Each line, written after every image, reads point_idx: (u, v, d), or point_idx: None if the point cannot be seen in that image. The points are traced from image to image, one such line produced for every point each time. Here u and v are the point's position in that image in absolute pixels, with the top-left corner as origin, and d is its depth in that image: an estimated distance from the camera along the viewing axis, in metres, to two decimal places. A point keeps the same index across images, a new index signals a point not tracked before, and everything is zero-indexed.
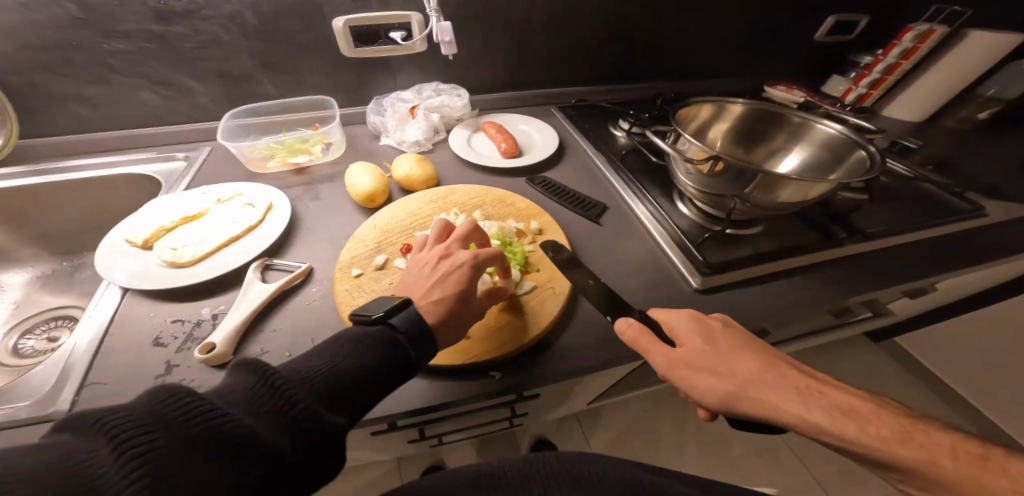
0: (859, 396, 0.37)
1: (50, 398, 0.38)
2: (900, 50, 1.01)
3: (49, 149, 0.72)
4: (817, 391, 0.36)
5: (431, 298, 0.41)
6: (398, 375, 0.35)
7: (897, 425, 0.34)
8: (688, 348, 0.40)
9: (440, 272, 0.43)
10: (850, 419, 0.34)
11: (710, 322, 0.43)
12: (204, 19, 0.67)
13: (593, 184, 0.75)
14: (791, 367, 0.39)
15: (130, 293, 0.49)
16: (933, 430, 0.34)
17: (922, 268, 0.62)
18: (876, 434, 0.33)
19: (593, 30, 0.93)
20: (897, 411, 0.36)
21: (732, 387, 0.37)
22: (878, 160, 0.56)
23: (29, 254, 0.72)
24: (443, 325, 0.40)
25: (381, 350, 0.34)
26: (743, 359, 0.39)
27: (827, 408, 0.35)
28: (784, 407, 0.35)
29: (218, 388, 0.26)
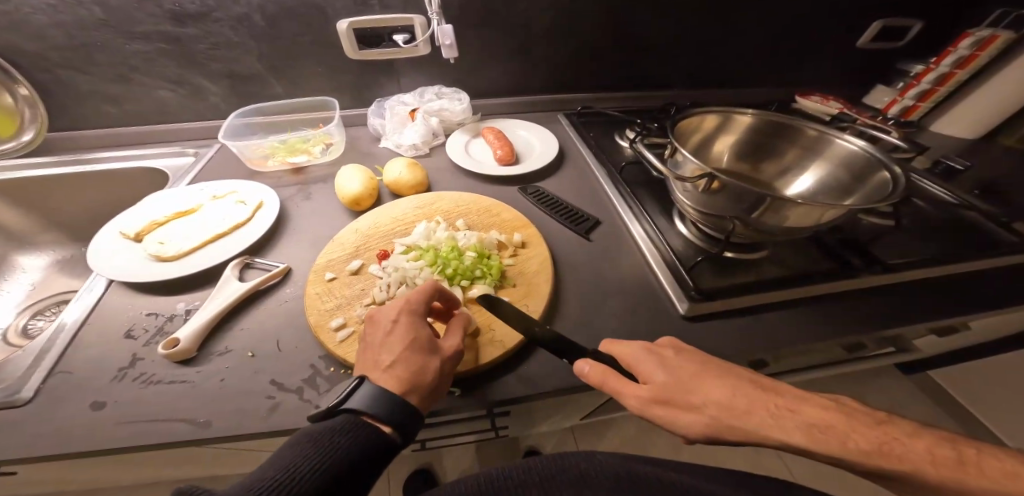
0: (827, 406, 0.34)
1: (15, 384, 0.39)
2: (955, 58, 0.90)
3: (78, 141, 0.78)
4: (787, 409, 0.34)
5: (383, 363, 0.39)
6: (377, 460, 0.33)
7: (876, 434, 0.32)
8: (653, 385, 0.36)
9: (382, 333, 0.41)
10: (827, 435, 0.32)
11: (664, 350, 0.39)
12: (215, 21, 0.70)
13: (588, 196, 0.72)
14: (754, 385, 0.36)
15: (116, 284, 0.51)
16: (910, 435, 0.32)
17: (953, 306, 0.55)
18: (854, 448, 0.31)
19: (604, 35, 0.90)
20: (869, 416, 0.34)
21: (710, 420, 0.34)
22: (904, 181, 0.49)
23: (50, 239, 0.78)
24: (410, 387, 0.37)
25: (349, 442, 0.33)
26: (709, 386, 0.36)
27: (804, 427, 0.32)
28: (763, 434, 0.33)
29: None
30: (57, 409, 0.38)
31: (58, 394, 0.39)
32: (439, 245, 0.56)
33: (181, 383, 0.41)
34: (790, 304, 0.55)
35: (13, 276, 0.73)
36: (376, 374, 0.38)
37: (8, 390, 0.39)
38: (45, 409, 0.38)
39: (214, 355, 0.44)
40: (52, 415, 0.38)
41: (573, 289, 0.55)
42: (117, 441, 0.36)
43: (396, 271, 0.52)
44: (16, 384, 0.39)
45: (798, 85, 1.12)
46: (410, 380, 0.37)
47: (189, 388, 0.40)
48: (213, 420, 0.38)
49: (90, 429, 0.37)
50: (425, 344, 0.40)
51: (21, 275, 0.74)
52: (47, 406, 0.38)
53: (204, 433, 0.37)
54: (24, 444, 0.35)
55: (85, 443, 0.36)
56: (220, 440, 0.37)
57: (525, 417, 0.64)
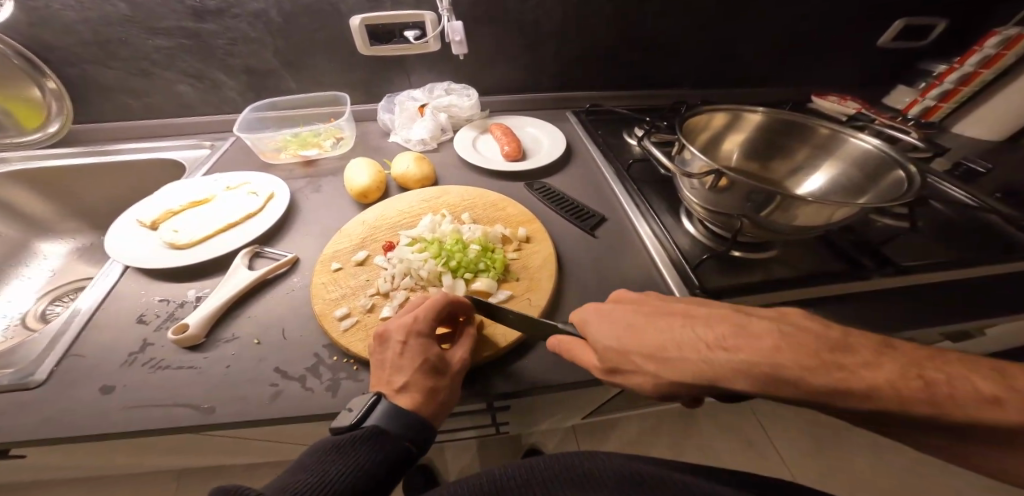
0: (768, 333, 0.29)
1: (29, 367, 0.41)
2: (979, 58, 0.88)
3: (100, 134, 0.81)
4: (717, 350, 0.30)
5: (396, 385, 0.39)
6: (398, 470, 0.35)
7: (826, 369, 0.26)
8: (600, 354, 0.37)
9: (391, 354, 0.40)
10: (775, 380, 0.27)
11: (605, 306, 0.40)
12: (233, 17, 0.71)
13: (594, 193, 0.72)
14: (691, 326, 0.33)
15: (131, 270, 0.53)
16: (869, 363, 0.26)
17: (970, 312, 0.53)
18: (814, 390, 0.26)
19: (615, 33, 0.89)
20: (817, 341, 0.28)
21: (657, 379, 0.33)
22: (919, 181, 0.48)
23: (71, 227, 0.81)
24: (424, 407, 0.38)
25: (371, 453, 0.34)
26: (648, 340, 0.34)
27: (746, 372, 0.28)
28: (703, 380, 0.30)
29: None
30: (68, 392, 0.40)
31: (69, 379, 0.41)
32: (443, 238, 0.57)
33: (189, 369, 0.42)
34: (797, 304, 0.54)
35: (34, 262, 0.76)
36: (390, 393, 0.39)
37: (21, 373, 0.40)
38: (63, 389, 0.40)
39: (221, 342, 0.45)
40: (65, 398, 0.39)
41: (576, 285, 0.55)
42: (125, 424, 0.37)
43: (400, 263, 0.53)
44: (30, 367, 0.41)
45: (815, 84, 1.10)
46: (424, 400, 0.38)
47: (195, 374, 0.42)
48: (216, 407, 0.39)
49: (101, 412, 0.38)
50: (436, 362, 0.40)
51: (42, 262, 0.77)
52: (59, 389, 0.40)
53: (207, 418, 0.38)
54: (36, 425, 0.37)
55: (93, 426, 0.37)
56: (224, 425, 0.38)
57: (525, 413, 0.64)
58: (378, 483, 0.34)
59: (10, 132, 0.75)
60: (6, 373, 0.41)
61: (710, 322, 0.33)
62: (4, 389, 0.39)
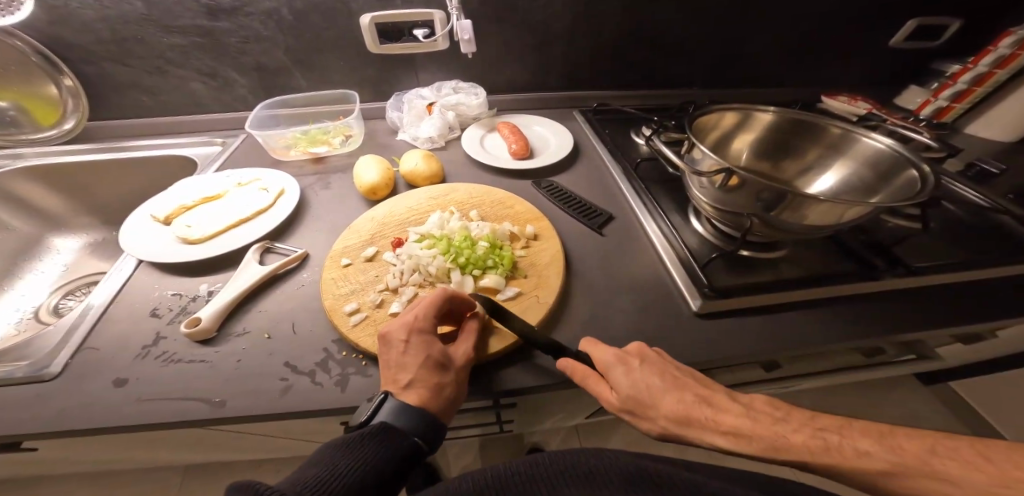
0: (744, 413, 0.36)
1: (45, 359, 0.42)
2: (994, 58, 0.86)
3: (114, 130, 0.82)
4: (713, 420, 0.36)
5: (402, 383, 0.39)
6: (407, 466, 0.35)
7: (770, 435, 0.34)
8: (620, 399, 0.39)
9: (396, 353, 0.41)
10: (738, 438, 0.35)
11: (631, 361, 0.40)
12: (245, 15, 0.72)
13: (602, 192, 0.72)
14: (698, 398, 0.38)
15: (145, 265, 0.54)
16: (794, 429, 0.34)
17: (982, 313, 0.53)
18: (753, 444, 0.34)
19: (623, 32, 0.89)
20: (769, 415, 0.36)
21: (661, 429, 0.38)
22: (933, 180, 0.47)
23: (84, 222, 0.82)
24: (432, 402, 0.39)
25: (379, 449, 0.34)
26: (662, 400, 0.38)
27: (723, 433, 0.35)
28: (696, 439, 0.37)
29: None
30: (83, 384, 0.40)
31: (83, 371, 0.41)
32: (451, 234, 0.57)
33: (200, 362, 0.43)
34: (807, 304, 0.53)
35: (48, 256, 0.77)
36: (397, 390, 0.39)
37: (38, 365, 0.41)
38: (79, 380, 0.41)
39: (232, 335, 0.45)
40: (79, 389, 0.40)
41: (584, 283, 0.55)
42: (138, 417, 0.38)
43: (409, 259, 0.53)
44: (45, 360, 0.42)
45: (825, 84, 1.09)
46: (432, 396, 0.39)
47: (207, 368, 0.42)
48: (227, 400, 0.39)
49: (114, 405, 0.39)
50: (441, 358, 0.41)
51: (56, 256, 0.78)
52: (75, 381, 0.41)
53: (218, 411, 0.39)
54: (52, 416, 0.38)
55: (107, 418, 0.38)
56: (235, 418, 0.39)
57: (531, 411, 0.64)
58: (389, 478, 0.33)
59: (26, 129, 0.77)
60: (23, 365, 0.41)
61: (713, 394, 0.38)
62: (21, 381, 0.40)
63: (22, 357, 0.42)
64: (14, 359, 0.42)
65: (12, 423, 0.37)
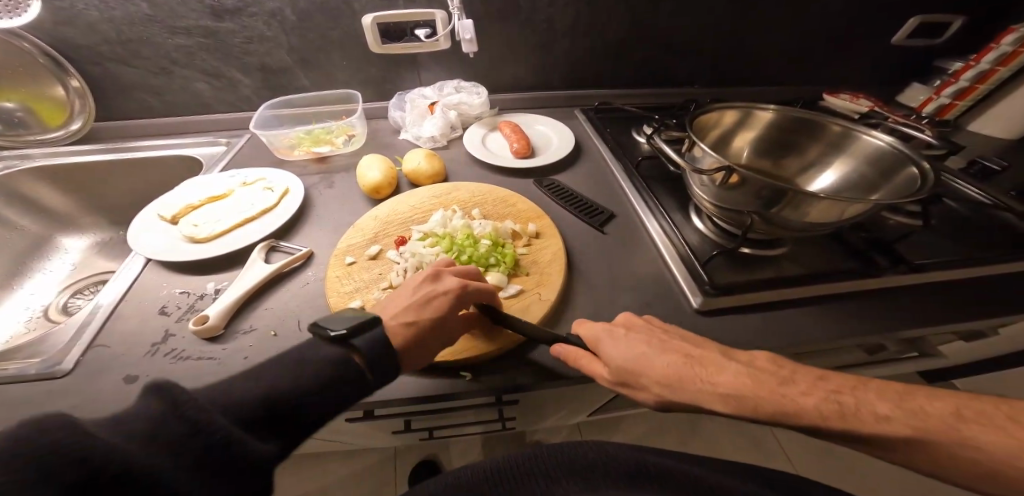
0: (740, 372, 0.36)
1: (55, 357, 0.42)
2: (996, 55, 0.85)
3: (120, 131, 0.83)
4: (707, 383, 0.36)
5: (403, 320, 0.41)
6: (352, 390, 0.34)
7: (777, 396, 0.33)
8: (611, 371, 0.40)
9: (426, 293, 0.44)
10: (742, 404, 0.34)
11: (616, 329, 0.42)
12: (249, 16, 0.73)
13: (603, 190, 0.72)
14: (684, 358, 0.38)
15: (152, 263, 0.55)
16: (804, 392, 0.33)
17: (982, 310, 0.53)
18: (762, 413, 0.33)
19: (624, 31, 0.89)
20: (774, 377, 0.35)
21: (657, 396, 0.38)
22: (933, 178, 0.47)
23: (91, 222, 0.83)
24: (410, 349, 0.40)
25: (333, 371, 0.34)
26: (649, 364, 0.38)
27: (724, 396, 0.35)
28: (698, 404, 0.36)
29: (121, 418, 0.25)
30: (95, 379, 0.41)
31: (92, 368, 0.42)
32: (454, 233, 0.57)
33: (209, 360, 0.43)
34: (807, 302, 0.54)
35: (57, 256, 0.78)
36: (392, 322, 0.41)
37: (50, 363, 0.42)
38: (90, 377, 0.41)
39: (239, 333, 0.46)
40: (90, 385, 0.41)
41: (585, 281, 0.56)
42: None
43: (412, 257, 0.54)
44: (57, 357, 0.42)
45: (827, 82, 1.08)
46: (412, 347, 0.40)
47: (215, 365, 0.43)
48: None
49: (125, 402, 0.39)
50: (445, 326, 0.42)
51: (64, 256, 0.79)
52: (85, 378, 0.41)
53: None
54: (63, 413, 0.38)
55: None
56: None
57: (532, 408, 0.64)
58: (328, 397, 0.32)
59: (33, 129, 0.78)
60: (35, 363, 0.42)
61: (702, 359, 0.38)
62: (34, 378, 0.41)
63: (33, 355, 0.43)
64: (25, 357, 0.43)
65: None
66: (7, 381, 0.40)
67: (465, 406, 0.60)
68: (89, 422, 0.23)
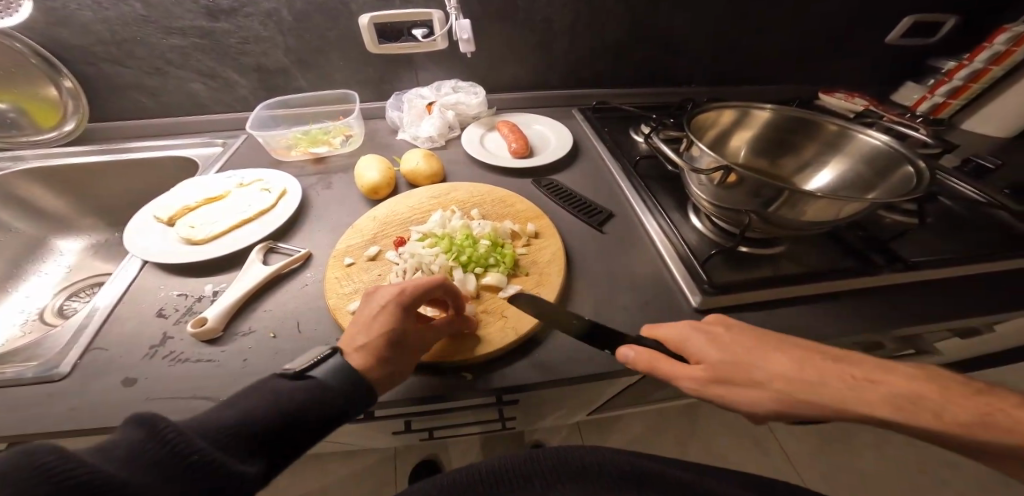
0: (911, 374, 0.33)
1: (53, 360, 0.42)
2: (989, 54, 0.86)
3: (115, 132, 0.82)
4: (863, 380, 0.33)
5: (356, 345, 0.39)
6: (325, 423, 0.34)
7: (964, 405, 0.30)
8: (712, 366, 0.38)
9: (367, 314, 0.41)
10: (914, 406, 0.31)
11: (713, 328, 0.41)
12: (246, 16, 0.72)
13: (601, 190, 0.72)
14: (819, 357, 0.36)
15: (149, 265, 0.54)
16: (1015, 405, 0.30)
17: (978, 307, 0.54)
18: (948, 420, 0.30)
19: (622, 31, 0.89)
20: (959, 386, 0.32)
21: (775, 395, 0.35)
22: (928, 177, 0.48)
23: (87, 223, 0.82)
24: (373, 371, 0.38)
25: (301, 399, 0.33)
26: (768, 360, 0.37)
27: (886, 398, 0.31)
28: (843, 406, 0.33)
29: (97, 448, 0.23)
30: (93, 382, 0.41)
31: (91, 371, 0.42)
32: (453, 233, 0.57)
33: (207, 362, 0.43)
34: (804, 300, 0.54)
35: (52, 258, 0.78)
36: (349, 350, 0.39)
37: (47, 366, 0.42)
38: (88, 381, 0.41)
39: (239, 335, 0.46)
40: (89, 388, 0.41)
41: (585, 281, 0.56)
42: None
43: (412, 257, 0.53)
44: (54, 360, 0.42)
45: (823, 81, 1.09)
46: (375, 366, 0.38)
47: (214, 367, 0.43)
48: None
49: (123, 405, 0.39)
50: (402, 338, 0.40)
51: (59, 258, 0.79)
52: (83, 381, 0.41)
53: None
54: (62, 416, 0.38)
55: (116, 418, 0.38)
56: None
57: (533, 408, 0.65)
58: (302, 431, 0.32)
59: (26, 130, 0.77)
60: (31, 366, 0.42)
61: (836, 359, 0.36)
62: (31, 381, 0.40)
63: (29, 359, 0.43)
64: (21, 360, 0.42)
65: (23, 423, 0.37)
66: (4, 384, 0.40)
67: (466, 407, 0.60)
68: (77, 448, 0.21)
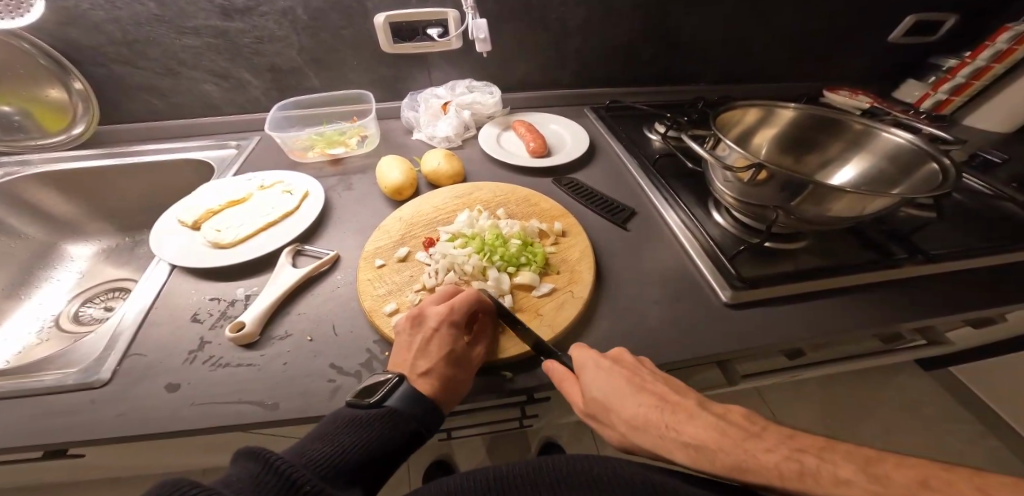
0: (711, 424, 0.34)
1: (92, 366, 0.42)
2: (991, 53, 0.88)
3: (124, 135, 0.81)
4: (671, 430, 0.35)
5: (419, 370, 0.41)
6: (407, 446, 0.37)
7: (733, 451, 0.31)
8: (584, 402, 0.39)
9: (421, 337, 0.43)
10: (698, 455, 0.33)
11: (602, 359, 0.41)
12: (260, 15, 0.72)
13: (622, 187, 0.73)
14: (663, 403, 0.37)
15: (177, 270, 0.54)
16: (766, 448, 0.31)
17: (996, 297, 0.55)
18: (718, 465, 0.32)
19: (634, 31, 0.90)
20: (742, 431, 0.33)
21: (620, 434, 0.38)
22: (953, 173, 0.49)
23: (96, 228, 0.81)
24: (441, 394, 0.40)
25: (380, 431, 0.35)
26: (623, 404, 0.37)
27: (681, 447, 0.34)
28: (657, 450, 0.35)
29: (224, 482, 0.26)
30: (134, 388, 0.40)
31: (131, 376, 0.41)
32: (483, 233, 0.57)
33: (248, 366, 0.43)
34: (828, 293, 0.55)
35: (63, 264, 0.76)
36: (411, 376, 0.41)
37: (86, 372, 0.41)
38: (127, 388, 0.40)
39: (275, 339, 0.45)
40: (127, 396, 0.40)
41: (615, 278, 0.56)
42: (191, 423, 0.38)
43: (443, 258, 0.53)
44: (93, 367, 0.42)
45: (827, 79, 1.11)
46: (443, 388, 0.40)
47: (255, 371, 0.42)
48: (279, 403, 0.40)
49: (167, 411, 0.39)
50: (460, 356, 0.42)
51: (71, 264, 0.77)
52: (123, 388, 0.40)
53: (271, 414, 0.39)
54: (107, 422, 0.37)
55: (162, 423, 0.38)
56: (288, 421, 0.39)
57: (559, 404, 0.66)
58: (386, 456, 0.35)
59: (33, 133, 0.75)
60: (70, 373, 0.41)
61: (669, 405, 0.37)
62: (71, 389, 0.40)
63: (65, 366, 0.42)
64: (56, 367, 0.42)
65: (69, 429, 0.37)
66: (45, 392, 0.39)
67: (495, 406, 0.60)
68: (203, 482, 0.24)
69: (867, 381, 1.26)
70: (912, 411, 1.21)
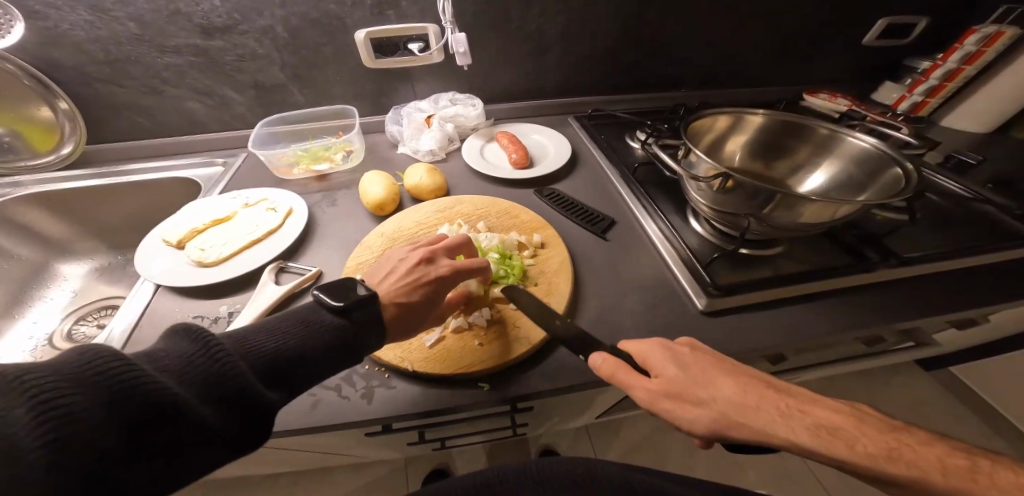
0: (838, 410, 0.35)
1: None
2: (961, 55, 0.89)
3: (112, 153, 0.82)
4: (795, 410, 0.34)
5: (397, 298, 0.44)
6: (345, 358, 0.38)
7: (885, 440, 0.33)
8: (667, 381, 0.38)
9: (416, 273, 0.47)
10: (833, 436, 0.33)
11: (678, 348, 0.41)
12: (241, 33, 0.73)
13: (602, 197, 0.74)
14: (765, 386, 0.37)
15: (162, 289, 0.54)
16: (922, 444, 0.33)
17: (968, 299, 0.56)
18: (860, 451, 0.32)
19: (613, 40, 0.92)
20: (884, 424, 0.34)
21: (715, 415, 0.35)
22: (916, 178, 0.50)
23: (89, 246, 0.82)
24: (398, 324, 0.43)
25: (322, 339, 0.37)
26: (721, 382, 0.37)
27: (809, 428, 0.33)
28: (769, 431, 0.33)
29: (154, 353, 0.28)
30: None
31: None
32: None
33: None
34: (804, 299, 0.56)
35: (57, 284, 0.78)
36: (385, 296, 0.44)
37: None
38: None
39: None
40: None
41: (592, 286, 0.57)
42: None
43: None
44: None
45: (807, 82, 1.12)
46: (401, 324, 0.43)
47: None
48: None
49: None
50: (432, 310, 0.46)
51: (64, 283, 0.78)
52: None
53: None
54: None
55: None
56: None
57: (545, 413, 0.66)
58: (322, 361, 0.36)
59: (23, 155, 0.77)
60: None
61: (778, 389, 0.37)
62: None
63: None
64: None
65: None
66: None
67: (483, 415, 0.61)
68: (128, 354, 0.26)
69: (863, 379, 1.27)
70: (912, 412, 1.21)
